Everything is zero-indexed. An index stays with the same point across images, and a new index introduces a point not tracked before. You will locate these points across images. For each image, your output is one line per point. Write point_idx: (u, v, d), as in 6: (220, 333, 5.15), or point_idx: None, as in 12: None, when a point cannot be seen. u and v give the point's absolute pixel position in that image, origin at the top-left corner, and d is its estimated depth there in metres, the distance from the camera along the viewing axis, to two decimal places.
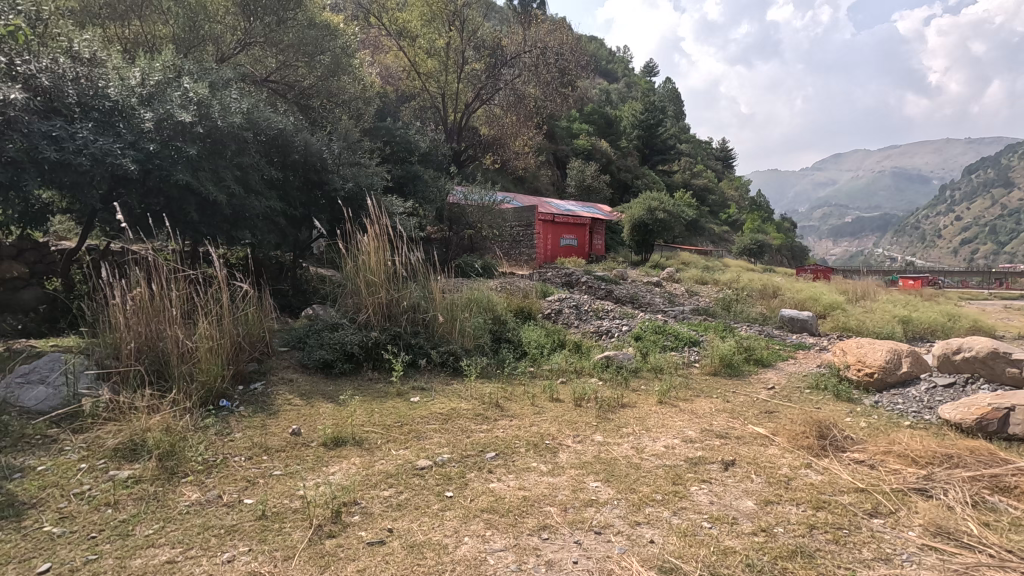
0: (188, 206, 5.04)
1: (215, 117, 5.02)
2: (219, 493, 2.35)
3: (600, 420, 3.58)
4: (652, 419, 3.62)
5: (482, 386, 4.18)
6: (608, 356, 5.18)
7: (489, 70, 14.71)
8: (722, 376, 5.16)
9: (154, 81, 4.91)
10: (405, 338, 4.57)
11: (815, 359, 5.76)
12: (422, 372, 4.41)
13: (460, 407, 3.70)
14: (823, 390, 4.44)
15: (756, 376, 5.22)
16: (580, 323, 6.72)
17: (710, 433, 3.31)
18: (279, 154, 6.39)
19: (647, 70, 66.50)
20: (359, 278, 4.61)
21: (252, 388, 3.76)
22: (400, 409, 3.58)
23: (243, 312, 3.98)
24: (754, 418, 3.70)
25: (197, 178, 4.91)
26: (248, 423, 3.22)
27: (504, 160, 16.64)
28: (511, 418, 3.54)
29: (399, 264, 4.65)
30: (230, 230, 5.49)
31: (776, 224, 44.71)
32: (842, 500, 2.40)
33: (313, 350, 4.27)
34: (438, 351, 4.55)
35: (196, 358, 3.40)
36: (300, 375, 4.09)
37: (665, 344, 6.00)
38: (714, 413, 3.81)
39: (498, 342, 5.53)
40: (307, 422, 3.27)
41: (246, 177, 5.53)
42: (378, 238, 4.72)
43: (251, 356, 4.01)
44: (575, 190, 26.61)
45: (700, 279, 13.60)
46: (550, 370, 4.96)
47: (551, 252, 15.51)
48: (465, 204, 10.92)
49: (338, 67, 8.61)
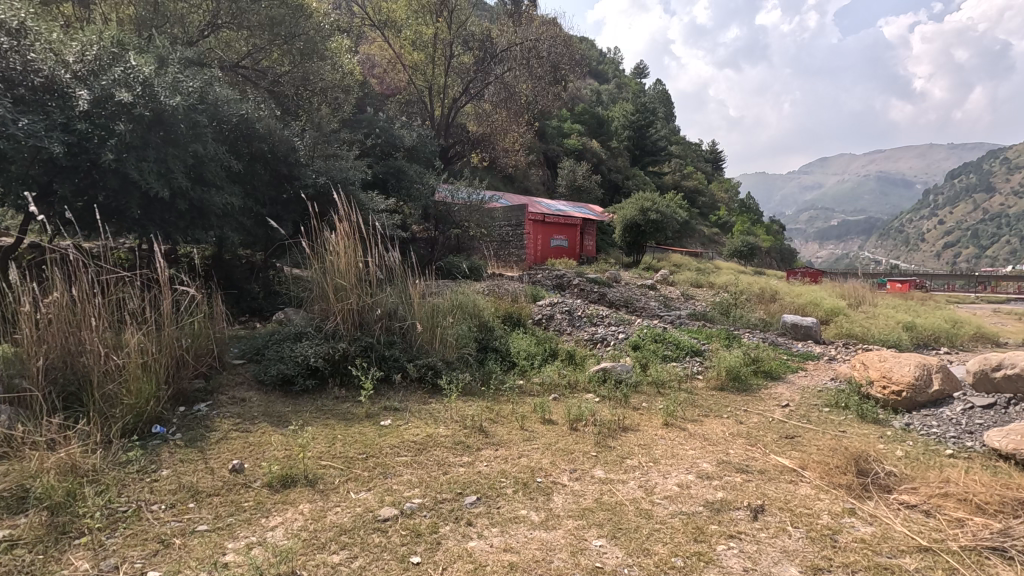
0: (131, 199, 4.56)
1: (162, 98, 4.54)
2: (117, 562, 1.82)
3: (601, 449, 3.08)
4: (659, 448, 3.14)
5: (464, 407, 3.67)
6: (604, 368, 4.70)
7: (479, 64, 14.18)
8: (729, 391, 4.70)
9: (93, 55, 4.43)
10: (378, 350, 4.04)
11: (827, 371, 5.33)
12: (396, 389, 3.89)
13: (437, 433, 3.18)
14: (844, 410, 4.00)
15: (767, 390, 4.77)
16: (573, 330, 6.25)
17: (729, 467, 2.84)
18: (244, 143, 5.87)
19: (637, 71, 66.63)
20: (326, 281, 4.07)
21: (195, 409, 3.23)
22: (367, 436, 3.07)
23: (188, 321, 3.46)
24: (775, 446, 3.23)
25: (138, 168, 4.42)
26: (182, 455, 2.70)
27: (493, 157, 16.13)
28: (497, 447, 3.04)
29: (375, 266, 4.15)
30: (181, 226, 5.04)
31: (765, 226, 44.73)
32: (905, 566, 1.93)
33: (270, 364, 3.73)
34: (415, 365, 4.03)
35: (122, 376, 2.87)
36: (254, 393, 3.54)
37: (665, 354, 5.54)
38: (730, 438, 3.35)
39: (485, 352, 5.04)
40: (253, 455, 2.74)
41: (203, 167, 5.06)
42: (350, 237, 4.20)
43: (196, 373, 3.45)
44: (565, 190, 26.19)
45: (693, 281, 13.22)
46: (541, 384, 4.47)
47: (542, 253, 15.06)
48: (453, 203, 10.44)
49: (314, 53, 8.03)
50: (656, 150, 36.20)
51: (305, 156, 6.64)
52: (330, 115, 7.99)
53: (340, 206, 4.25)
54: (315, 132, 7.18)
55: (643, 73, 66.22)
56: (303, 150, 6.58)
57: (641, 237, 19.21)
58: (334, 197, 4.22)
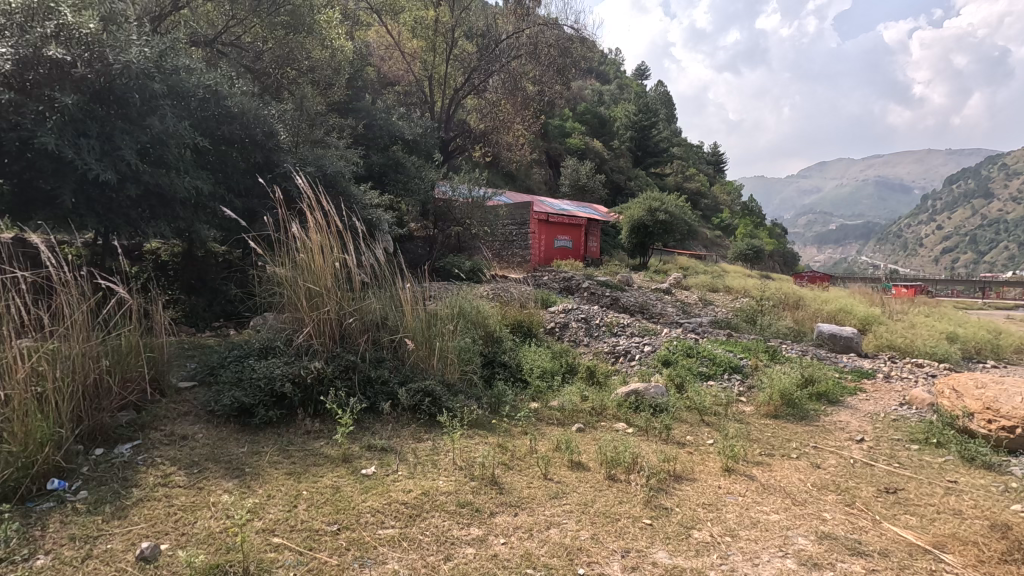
0: (66, 184, 3.90)
1: (112, 59, 3.85)
2: None
3: (655, 513, 2.30)
4: (730, 509, 2.37)
5: (470, 446, 2.89)
6: (636, 392, 3.94)
7: (483, 52, 13.42)
8: (784, 419, 3.95)
9: (20, 5, 3.70)
10: (363, 370, 3.25)
11: (891, 393, 4.58)
12: (385, 420, 3.10)
13: (434, 488, 2.40)
14: (941, 451, 3.24)
15: (827, 417, 4.02)
16: (590, 341, 5.50)
17: (835, 545, 2.08)
18: (217, 121, 5.12)
19: (640, 74, 66.36)
20: (296, 284, 3.27)
21: (114, 453, 2.43)
22: (342, 496, 2.28)
23: (114, 335, 2.69)
24: (882, 507, 2.46)
25: (75, 147, 3.77)
26: (75, 531, 1.92)
27: (495, 153, 15.40)
28: (516, 511, 2.27)
29: (358, 265, 3.37)
30: (132, 215, 4.39)
31: (769, 229, 44.09)
32: None
33: (223, 391, 2.92)
34: (408, 389, 3.23)
35: (5, 414, 2.09)
36: (200, 428, 2.75)
37: (700, 370, 4.80)
38: (815, 494, 2.59)
39: (492, 369, 4.27)
40: (177, 530, 1.96)
41: (162, 147, 4.32)
42: (325, 230, 3.41)
43: (123, 403, 2.66)
44: (568, 190, 25.46)
45: (708, 285, 12.47)
46: (561, 411, 3.71)
47: (547, 254, 14.31)
48: (454, 199, 9.70)
49: (301, 26, 7.22)
50: (659, 150, 35.64)
51: (287, 140, 5.87)
52: (318, 98, 7.22)
53: (312, 195, 3.47)
54: (299, 115, 6.42)
55: (643, 74, 65.48)
56: (284, 134, 5.82)
57: (648, 238, 18.46)
58: (304, 183, 3.44)
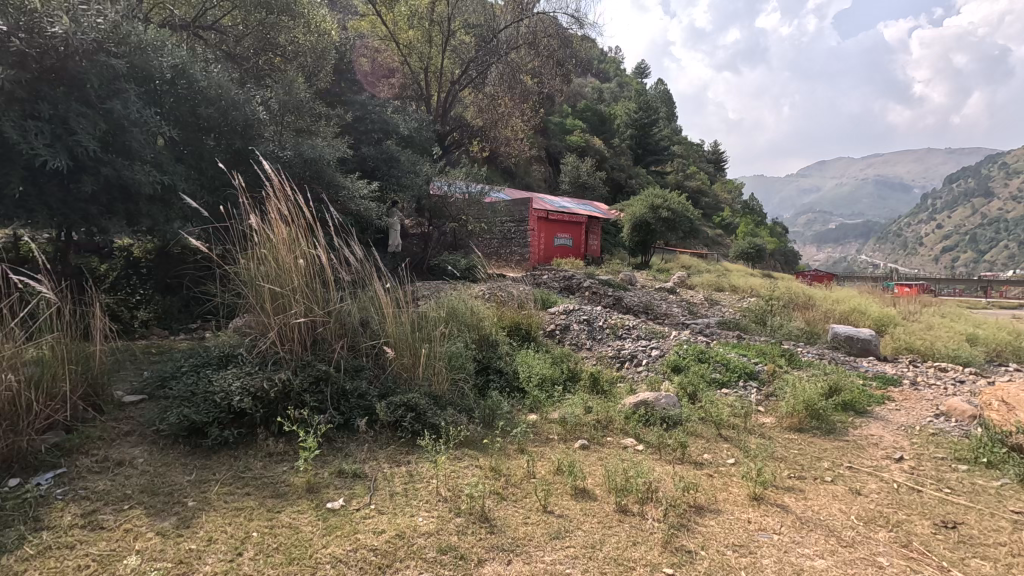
0: (15, 173, 3.49)
1: (53, 30, 3.42)
2: None
3: (678, 561, 1.90)
4: (767, 555, 1.97)
5: (457, 471, 2.49)
6: (644, 402, 3.56)
7: (480, 44, 13.00)
8: (810, 433, 3.55)
9: None
10: (336, 381, 2.85)
11: (922, 402, 4.20)
12: (361, 438, 2.70)
13: (411, 527, 2.00)
14: (996, 474, 2.86)
15: (856, 430, 3.63)
16: (593, 345, 5.12)
17: None
18: (187, 107, 4.72)
19: (639, 72, 65.96)
20: (259, 284, 2.89)
21: (28, 486, 2.03)
22: (298, 539, 1.89)
23: (34, 344, 2.28)
24: (948, 550, 2.07)
25: (20, 130, 3.35)
26: None
27: (493, 147, 14.98)
28: (510, 558, 1.87)
29: (330, 263, 2.99)
30: (91, 210, 3.97)
31: (770, 228, 43.76)
32: None
33: (171, 407, 2.52)
34: (388, 403, 2.84)
35: None
36: (140, 452, 2.35)
37: (712, 377, 4.40)
38: (867, 532, 2.19)
39: (486, 376, 3.90)
40: None
41: (125, 133, 3.93)
42: (291, 222, 3.02)
43: (46, 424, 2.26)
44: (568, 188, 25.00)
45: (712, 284, 12.08)
46: (562, 425, 3.33)
47: (546, 253, 13.92)
48: (450, 195, 9.30)
49: (285, 9, 6.80)
50: (659, 149, 35.27)
51: (267, 129, 5.47)
52: (304, 85, 6.81)
53: (277, 183, 3.09)
54: (282, 102, 6.01)
55: (644, 71, 64.62)
56: (264, 123, 5.42)
57: (649, 236, 18.05)
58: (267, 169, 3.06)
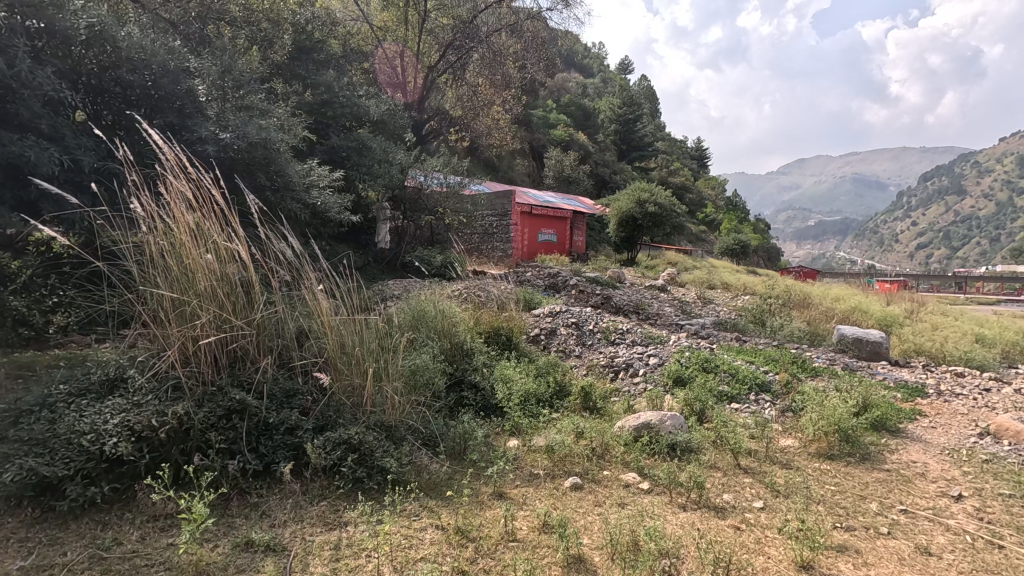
0: None
1: None
2: None
3: None
4: None
5: (410, 539, 1.85)
6: (647, 425, 2.96)
7: (458, 27, 12.00)
8: (844, 461, 2.97)
9: None
10: (254, 411, 2.19)
11: (960, 418, 3.67)
12: (284, 489, 2.05)
13: None
14: None
15: (895, 456, 3.06)
16: (582, 352, 4.52)
17: None
18: (111, 74, 3.97)
19: (622, 67, 65.50)
20: (155, 287, 2.23)
21: None
22: None
23: None
24: None
25: None
26: None
27: (474, 138, 14.29)
28: None
29: (251, 260, 2.34)
30: None
31: (752, 224, 43.60)
32: None
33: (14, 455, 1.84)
34: (322, 440, 2.19)
35: None
36: None
37: (720, 389, 3.83)
38: None
39: (456, 394, 3.28)
40: None
41: (13, 99, 3.21)
42: (197, 208, 2.36)
43: None
44: (552, 182, 24.36)
45: (702, 281, 11.57)
46: (549, 456, 2.70)
47: (530, 249, 13.30)
48: (425, 186, 8.62)
49: None
50: (644, 144, 34.84)
51: (209, 104, 4.75)
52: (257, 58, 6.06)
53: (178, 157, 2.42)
54: (229, 76, 5.29)
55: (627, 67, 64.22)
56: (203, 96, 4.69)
57: (636, 232, 17.51)
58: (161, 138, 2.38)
